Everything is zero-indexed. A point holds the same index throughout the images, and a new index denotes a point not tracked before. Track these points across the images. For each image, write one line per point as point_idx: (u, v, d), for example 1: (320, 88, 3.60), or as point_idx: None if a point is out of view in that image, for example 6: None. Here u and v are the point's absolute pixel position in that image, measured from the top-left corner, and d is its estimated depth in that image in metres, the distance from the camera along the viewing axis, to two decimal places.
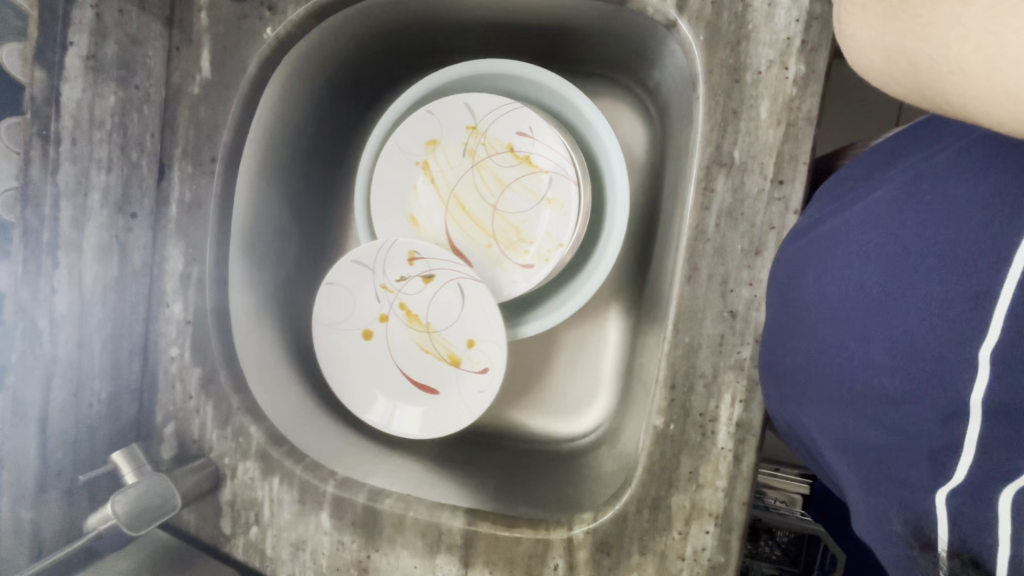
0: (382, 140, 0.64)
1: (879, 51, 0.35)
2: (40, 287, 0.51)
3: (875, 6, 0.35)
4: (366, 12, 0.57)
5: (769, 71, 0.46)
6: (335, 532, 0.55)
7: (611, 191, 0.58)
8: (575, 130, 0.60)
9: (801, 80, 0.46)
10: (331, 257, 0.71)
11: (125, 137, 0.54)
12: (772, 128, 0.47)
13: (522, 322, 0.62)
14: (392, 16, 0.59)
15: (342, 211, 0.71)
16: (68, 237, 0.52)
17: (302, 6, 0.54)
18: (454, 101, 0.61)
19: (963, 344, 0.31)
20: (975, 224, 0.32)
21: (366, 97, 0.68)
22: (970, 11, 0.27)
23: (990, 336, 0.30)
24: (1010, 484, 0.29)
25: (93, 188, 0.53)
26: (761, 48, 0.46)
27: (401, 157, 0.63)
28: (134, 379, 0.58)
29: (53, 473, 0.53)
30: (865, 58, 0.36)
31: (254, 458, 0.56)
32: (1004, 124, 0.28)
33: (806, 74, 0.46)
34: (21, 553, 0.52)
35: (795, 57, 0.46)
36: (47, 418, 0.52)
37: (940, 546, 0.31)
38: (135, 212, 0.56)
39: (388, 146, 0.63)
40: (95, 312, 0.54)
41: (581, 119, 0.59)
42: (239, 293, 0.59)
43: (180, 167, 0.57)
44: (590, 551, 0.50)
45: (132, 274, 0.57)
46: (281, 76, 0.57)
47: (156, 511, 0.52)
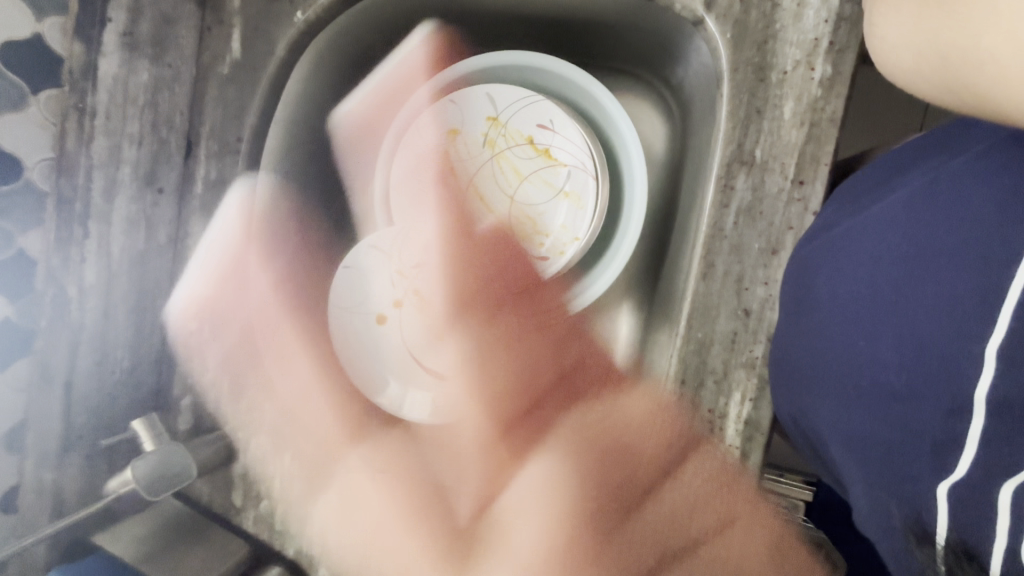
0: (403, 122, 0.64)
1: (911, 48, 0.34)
2: (71, 255, 0.55)
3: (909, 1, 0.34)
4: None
5: (795, 71, 0.46)
6: (343, 509, 0.56)
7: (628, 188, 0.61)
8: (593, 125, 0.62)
9: (826, 81, 0.46)
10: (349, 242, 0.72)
11: (156, 114, 0.56)
12: (795, 128, 0.47)
13: None
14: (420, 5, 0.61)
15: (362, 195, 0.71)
16: (99, 208, 0.55)
17: None
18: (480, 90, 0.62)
19: (969, 340, 0.32)
20: (986, 225, 0.33)
21: None
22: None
23: (997, 333, 0.31)
24: (1011, 479, 0.30)
25: (123, 162, 0.55)
26: (787, 48, 0.46)
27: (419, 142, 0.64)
28: (155, 349, 0.59)
29: (75, 437, 0.56)
30: (897, 55, 0.36)
31: (267, 431, 0.59)
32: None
33: (832, 75, 0.46)
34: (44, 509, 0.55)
35: (822, 57, 0.46)
36: (72, 382, 0.55)
37: (936, 538, 0.32)
38: (162, 187, 0.57)
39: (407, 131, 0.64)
40: (120, 284, 0.56)
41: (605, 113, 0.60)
42: (259, 272, 0.60)
43: (207, 145, 0.58)
44: None
45: (156, 248, 0.58)
46: (310, 60, 0.59)
47: (173, 479, 0.53)
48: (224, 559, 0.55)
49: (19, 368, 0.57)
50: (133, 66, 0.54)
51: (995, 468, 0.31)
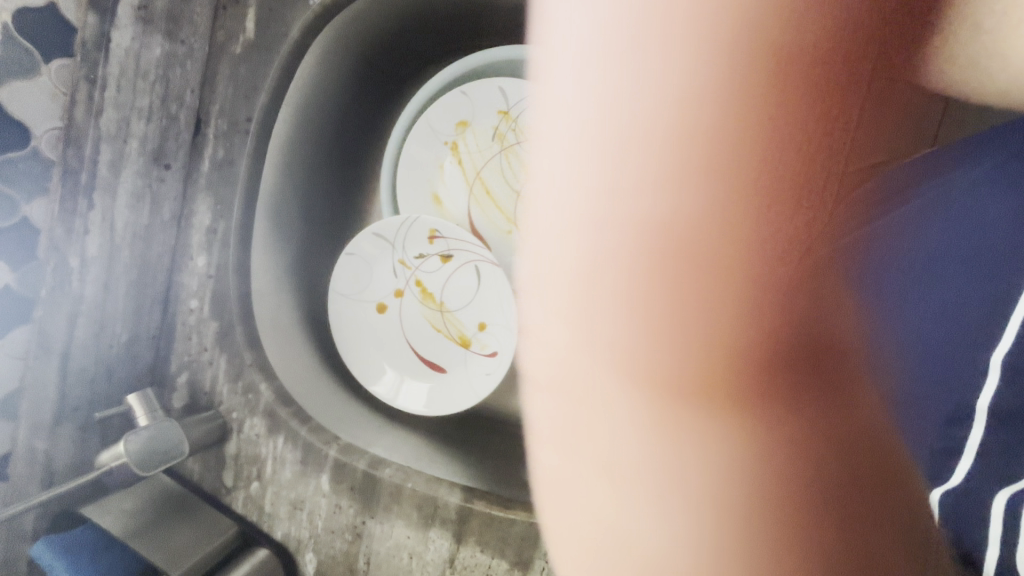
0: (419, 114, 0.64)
1: None
2: (74, 226, 0.55)
3: None
4: None
5: None
6: (333, 496, 0.56)
7: None
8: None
9: None
10: (354, 230, 0.72)
11: (166, 89, 0.56)
12: None
13: None
14: None
15: (370, 184, 0.71)
16: (104, 181, 0.55)
17: None
18: (487, 77, 0.61)
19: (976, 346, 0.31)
20: (1000, 230, 0.32)
21: (401, 71, 0.68)
22: None
23: (1009, 331, 0.29)
24: (1007, 486, 0.28)
25: (131, 136, 0.55)
26: None
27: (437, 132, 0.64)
28: (154, 325, 0.59)
29: (70, 408, 0.56)
30: None
31: (262, 415, 0.58)
32: None
33: None
34: (35, 479, 0.56)
35: None
36: (68, 353, 0.56)
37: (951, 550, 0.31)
38: (169, 164, 0.58)
39: (425, 121, 0.64)
40: (122, 258, 0.57)
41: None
42: (260, 255, 0.59)
43: (216, 123, 0.58)
44: None
45: (160, 224, 0.58)
46: (322, 43, 0.57)
47: (164, 455, 0.54)
48: (211, 539, 0.55)
49: (17, 337, 0.58)
50: (146, 42, 0.54)
51: (992, 476, 0.29)
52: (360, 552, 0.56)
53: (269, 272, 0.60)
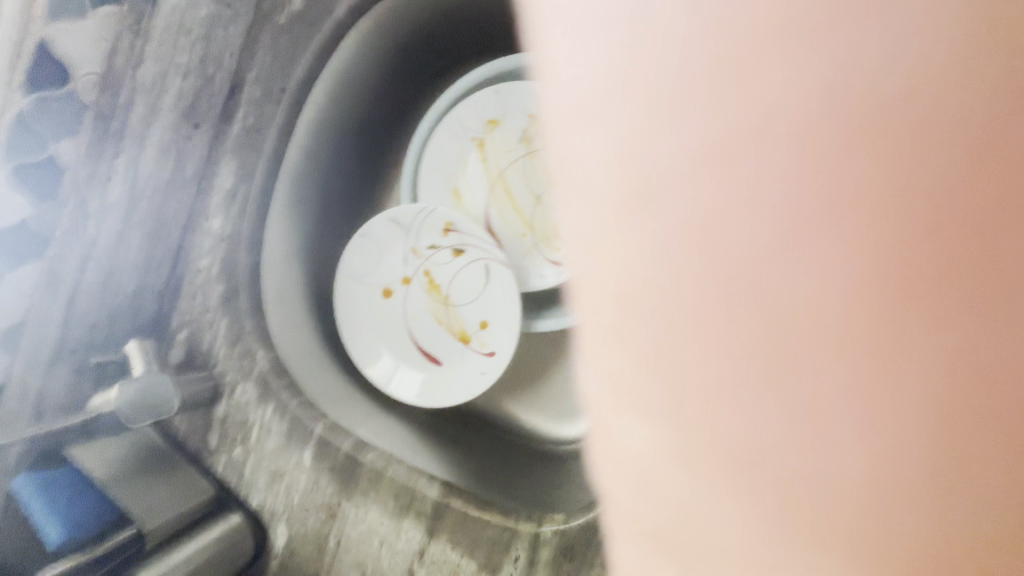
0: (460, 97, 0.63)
1: None
2: (98, 171, 0.57)
3: None
4: None
5: None
6: (313, 472, 0.56)
7: None
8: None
9: None
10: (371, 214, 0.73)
11: (207, 49, 0.56)
12: None
13: (537, 318, 0.63)
14: None
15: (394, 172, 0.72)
16: (135, 130, 0.56)
17: None
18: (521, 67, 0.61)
19: None
20: None
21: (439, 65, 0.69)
22: None
23: None
24: None
25: (166, 92, 0.56)
26: None
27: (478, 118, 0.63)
28: (161, 278, 0.60)
29: (68, 348, 0.57)
30: None
31: (254, 381, 0.58)
32: None
33: None
34: (21, 416, 0.55)
35: None
36: (75, 293, 0.57)
37: None
38: (199, 123, 0.57)
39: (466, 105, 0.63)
40: (141, 210, 0.58)
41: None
42: (277, 225, 0.61)
43: (249, 91, 0.57)
44: (554, 551, 0.51)
45: (182, 181, 0.58)
46: (367, 26, 0.58)
47: (154, 407, 0.54)
48: (185, 501, 0.54)
49: None
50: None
51: None
52: (330, 532, 0.55)
53: (281, 240, 0.61)
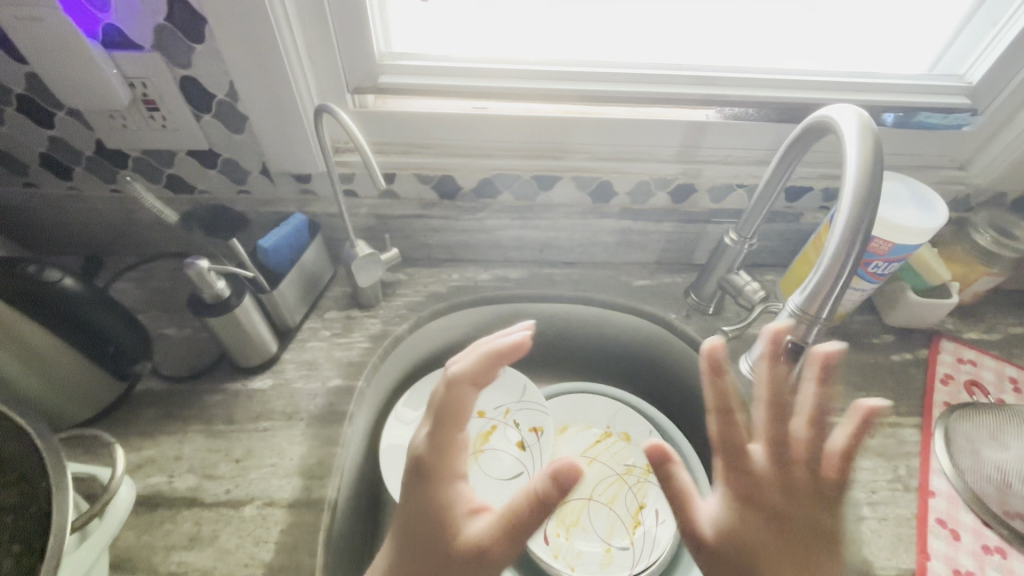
0: (834, 218, 0.43)
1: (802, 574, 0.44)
2: (404, 149, 0.70)
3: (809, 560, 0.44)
4: (872, 175, 0.42)
5: (853, 564, 0.55)
6: (323, 367, 0.69)
7: (650, 491, 0.71)
8: None
9: None
10: (509, 313, 0.78)
11: (545, 125, 0.67)
12: None
13: None
14: (877, 195, 0.42)
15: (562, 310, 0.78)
16: (429, 104, 0.67)
17: (870, 154, 0.43)
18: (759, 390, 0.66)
19: None
20: None
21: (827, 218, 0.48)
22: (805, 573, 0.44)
23: None
24: None
25: (473, 145, 0.70)
26: (854, 545, 0.56)
27: (842, 230, 0.42)
28: (354, 191, 0.72)
29: (246, 156, 0.68)
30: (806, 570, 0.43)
31: (348, 312, 0.74)
32: None
33: None
34: (192, 136, 0.65)
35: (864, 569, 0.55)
36: (283, 143, 0.65)
37: None
38: (474, 163, 0.70)
39: (864, 214, 0.42)
40: (380, 134, 0.68)
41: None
42: (482, 274, 0.80)
43: (513, 213, 0.74)
44: (329, 531, 0.57)
45: (417, 171, 0.70)
46: (842, 136, 0.45)
47: (269, 155, 0.66)
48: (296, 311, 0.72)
49: (239, 138, 0.66)
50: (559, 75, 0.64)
51: None
52: (273, 421, 0.64)
53: (500, 304, 0.78)
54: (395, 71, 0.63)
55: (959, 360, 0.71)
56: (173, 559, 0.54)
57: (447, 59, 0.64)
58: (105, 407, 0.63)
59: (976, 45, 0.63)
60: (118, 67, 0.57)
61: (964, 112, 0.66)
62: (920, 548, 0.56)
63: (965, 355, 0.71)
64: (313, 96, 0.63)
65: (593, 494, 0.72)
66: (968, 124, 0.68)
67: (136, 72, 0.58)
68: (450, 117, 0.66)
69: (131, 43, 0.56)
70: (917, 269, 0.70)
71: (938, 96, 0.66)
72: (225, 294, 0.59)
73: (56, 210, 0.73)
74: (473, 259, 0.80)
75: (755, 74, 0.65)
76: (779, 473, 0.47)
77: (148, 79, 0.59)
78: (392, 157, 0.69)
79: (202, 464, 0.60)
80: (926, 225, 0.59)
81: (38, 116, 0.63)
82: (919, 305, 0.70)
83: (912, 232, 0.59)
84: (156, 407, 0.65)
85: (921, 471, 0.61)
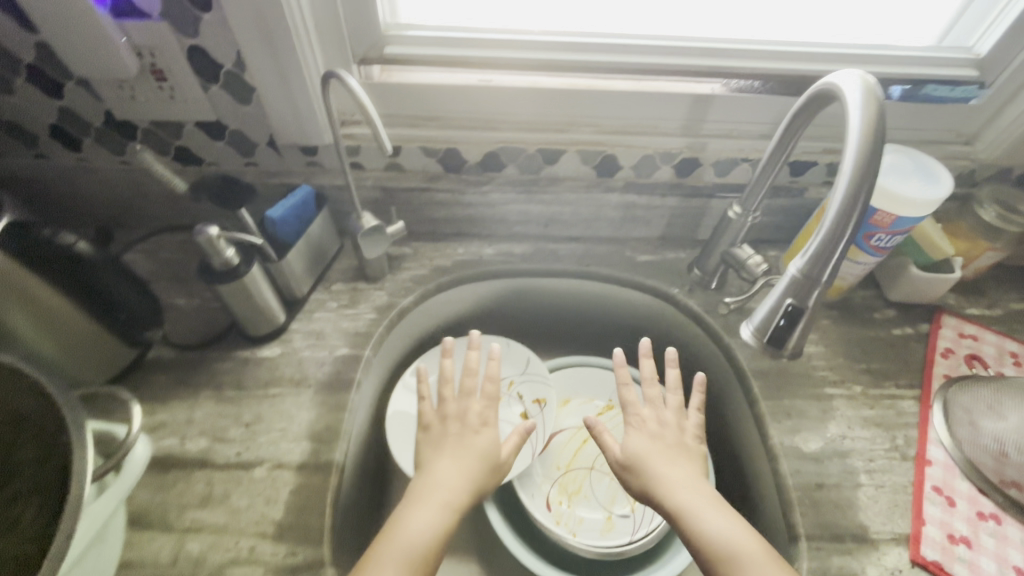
0: (837, 179, 0.44)
1: (679, 480, 0.55)
2: (410, 122, 0.70)
3: (682, 471, 0.56)
4: (876, 138, 0.43)
5: (850, 529, 0.56)
6: (331, 337, 0.70)
7: None
8: (738, 478, 0.68)
9: (848, 545, 0.55)
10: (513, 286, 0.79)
11: (550, 97, 0.67)
12: (835, 551, 0.55)
13: (524, 480, 0.70)
14: (879, 158, 0.42)
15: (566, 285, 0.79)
16: (435, 75, 0.67)
17: (875, 117, 0.43)
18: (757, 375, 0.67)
19: None
20: None
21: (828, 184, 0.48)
22: (682, 481, 0.55)
23: None
24: None
25: (479, 118, 0.70)
26: (851, 510, 0.57)
27: (845, 191, 0.42)
28: (361, 164, 0.73)
29: (254, 128, 0.68)
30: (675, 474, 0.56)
31: (354, 284, 0.75)
32: (667, 496, 0.53)
33: (845, 548, 0.55)
34: (200, 106, 0.65)
35: (860, 534, 0.56)
36: (291, 113, 0.65)
37: None
38: (480, 135, 0.71)
39: (867, 174, 0.42)
40: (386, 105, 0.68)
41: (768, 455, 0.63)
42: (487, 249, 0.80)
43: (519, 188, 0.75)
44: (336, 494, 0.58)
45: (423, 143, 0.71)
46: (847, 101, 0.46)
47: (277, 126, 0.67)
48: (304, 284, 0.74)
49: (246, 108, 0.66)
50: (564, 45, 0.64)
51: None
52: (282, 387, 0.65)
53: (505, 278, 0.79)
54: (401, 41, 0.64)
55: (960, 335, 0.71)
56: (186, 517, 0.56)
57: (453, 30, 0.64)
58: (117, 372, 0.64)
59: (984, 17, 0.63)
60: (127, 35, 0.58)
61: (972, 84, 0.66)
62: (916, 514, 0.57)
63: (966, 330, 0.72)
64: (320, 66, 0.63)
65: (594, 463, 0.73)
66: (976, 97, 0.68)
67: (144, 40, 0.58)
68: (457, 88, 0.66)
69: (139, 11, 0.56)
70: (920, 243, 0.70)
71: (946, 68, 0.66)
72: (235, 262, 0.60)
73: (66, 181, 0.74)
74: (478, 233, 0.81)
75: (761, 46, 0.65)
76: (657, 414, 0.63)
77: (155, 47, 0.59)
78: (398, 129, 0.70)
79: (212, 428, 0.62)
80: (931, 198, 0.59)
81: (47, 86, 0.63)
82: (922, 279, 0.70)
83: (917, 203, 0.59)
84: (168, 374, 0.66)
85: (919, 441, 0.62)
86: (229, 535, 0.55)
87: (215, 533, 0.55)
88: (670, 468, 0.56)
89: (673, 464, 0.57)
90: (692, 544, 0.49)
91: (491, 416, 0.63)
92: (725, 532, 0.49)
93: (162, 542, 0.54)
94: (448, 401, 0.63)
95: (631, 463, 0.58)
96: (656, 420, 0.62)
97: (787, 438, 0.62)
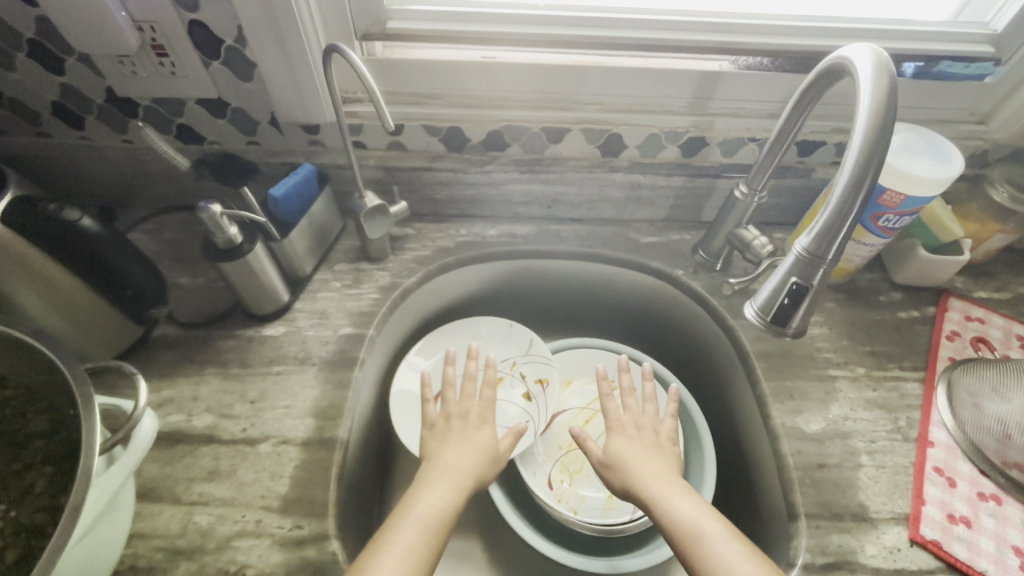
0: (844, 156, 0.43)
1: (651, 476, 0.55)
2: (414, 100, 0.69)
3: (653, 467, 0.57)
4: (885, 113, 0.42)
5: (850, 508, 0.56)
6: (334, 316, 0.70)
7: None
8: (739, 459, 0.68)
9: (848, 523, 0.55)
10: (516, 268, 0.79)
11: (554, 73, 0.66)
12: (835, 528, 0.55)
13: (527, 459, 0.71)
14: (887, 135, 0.42)
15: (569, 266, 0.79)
16: (439, 52, 0.66)
17: (885, 91, 0.43)
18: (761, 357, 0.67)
19: None
20: None
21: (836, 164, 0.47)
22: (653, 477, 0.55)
23: None
24: None
25: (483, 96, 0.70)
26: (851, 489, 0.58)
27: (851, 167, 0.42)
28: (364, 143, 0.72)
29: (256, 105, 0.68)
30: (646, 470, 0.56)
31: (358, 264, 0.75)
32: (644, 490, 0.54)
33: (846, 526, 0.55)
34: (202, 83, 0.65)
35: (861, 513, 0.56)
36: (293, 91, 0.64)
37: None
38: (484, 113, 0.70)
39: (876, 149, 0.41)
40: (388, 83, 0.68)
41: (770, 436, 0.63)
42: (490, 229, 0.80)
43: (523, 167, 0.74)
44: (341, 469, 0.59)
45: (426, 122, 0.70)
46: (857, 77, 0.45)
47: (280, 105, 0.66)
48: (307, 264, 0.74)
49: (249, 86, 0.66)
50: (568, 20, 0.63)
51: None
52: (286, 365, 0.66)
53: (508, 259, 0.79)
54: (403, 16, 0.63)
55: (966, 318, 0.71)
56: (194, 490, 0.57)
57: (456, 4, 0.63)
58: (125, 349, 0.65)
59: None
60: (127, 9, 0.57)
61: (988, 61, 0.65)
62: (916, 494, 0.57)
63: (973, 313, 0.71)
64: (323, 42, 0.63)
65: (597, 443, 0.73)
66: (991, 75, 0.66)
67: (144, 15, 0.58)
68: (459, 64, 0.66)
69: None
70: (928, 224, 0.69)
71: (961, 45, 0.64)
72: (238, 240, 0.60)
73: (70, 159, 0.74)
74: (482, 214, 0.81)
75: (770, 20, 0.64)
76: (636, 417, 0.63)
77: (156, 21, 0.58)
78: (401, 107, 0.69)
79: (218, 405, 0.63)
80: (943, 176, 0.58)
81: (48, 62, 0.63)
82: (930, 261, 0.69)
83: (929, 182, 0.58)
84: (174, 351, 0.67)
85: (922, 423, 0.62)
86: (236, 508, 0.56)
87: (222, 506, 0.56)
88: (646, 464, 0.57)
89: (649, 461, 0.57)
90: (662, 529, 0.50)
91: (491, 415, 0.63)
92: (692, 514, 0.49)
93: (170, 514, 0.55)
94: (451, 401, 0.64)
95: (611, 464, 0.59)
96: (633, 424, 0.63)
97: (789, 418, 0.62)
